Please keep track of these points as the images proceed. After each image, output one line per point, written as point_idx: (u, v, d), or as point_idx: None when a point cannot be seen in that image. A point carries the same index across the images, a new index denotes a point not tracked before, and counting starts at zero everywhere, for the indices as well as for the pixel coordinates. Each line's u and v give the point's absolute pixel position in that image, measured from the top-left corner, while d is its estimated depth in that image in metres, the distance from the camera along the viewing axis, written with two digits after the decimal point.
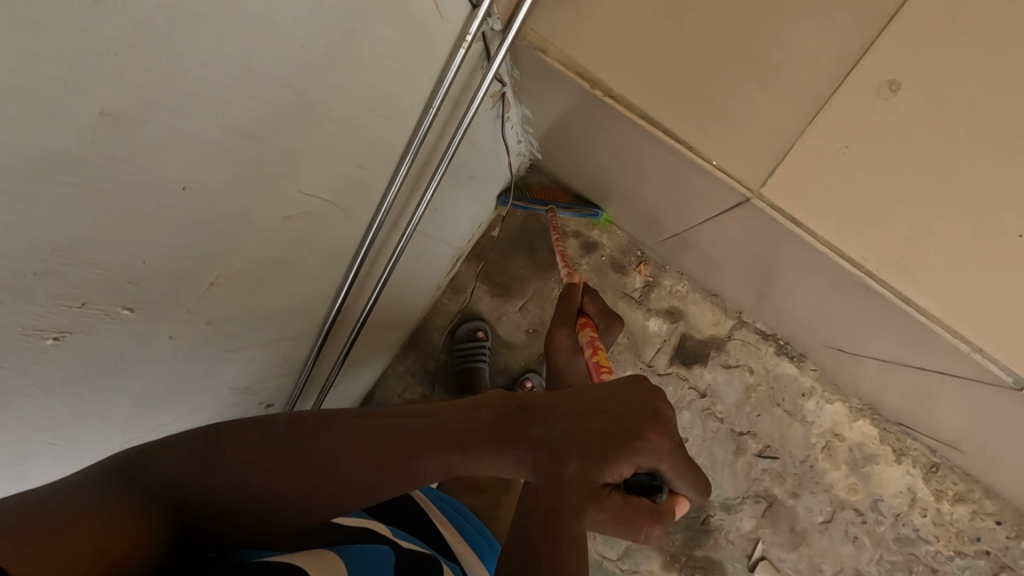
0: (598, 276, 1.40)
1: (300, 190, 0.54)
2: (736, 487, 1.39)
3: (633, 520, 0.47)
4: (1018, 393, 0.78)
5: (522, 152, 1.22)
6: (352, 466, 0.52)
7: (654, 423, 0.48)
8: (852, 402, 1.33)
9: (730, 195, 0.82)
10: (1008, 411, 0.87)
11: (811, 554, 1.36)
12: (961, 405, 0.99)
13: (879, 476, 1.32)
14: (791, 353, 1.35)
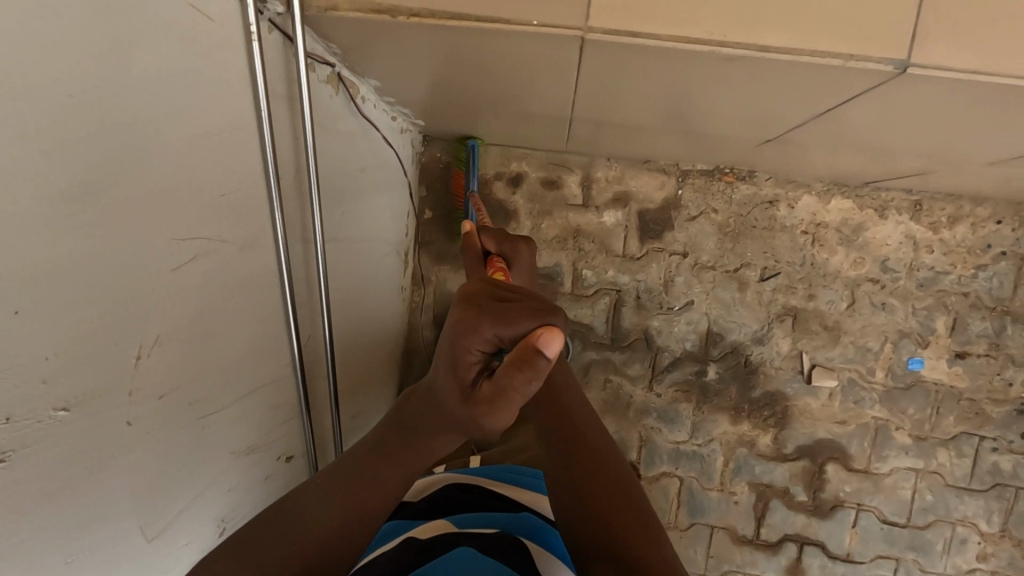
0: (536, 202, 1.41)
1: (176, 237, 0.55)
2: (759, 319, 1.40)
3: (502, 391, 0.48)
4: (930, 105, 0.77)
5: (405, 128, 1.23)
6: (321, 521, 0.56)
7: (460, 316, 0.51)
8: (818, 187, 1.36)
9: (571, 53, 0.73)
10: (939, 127, 0.88)
11: (855, 339, 1.39)
12: (909, 142, 0.99)
13: (876, 239, 1.36)
14: (741, 176, 1.37)
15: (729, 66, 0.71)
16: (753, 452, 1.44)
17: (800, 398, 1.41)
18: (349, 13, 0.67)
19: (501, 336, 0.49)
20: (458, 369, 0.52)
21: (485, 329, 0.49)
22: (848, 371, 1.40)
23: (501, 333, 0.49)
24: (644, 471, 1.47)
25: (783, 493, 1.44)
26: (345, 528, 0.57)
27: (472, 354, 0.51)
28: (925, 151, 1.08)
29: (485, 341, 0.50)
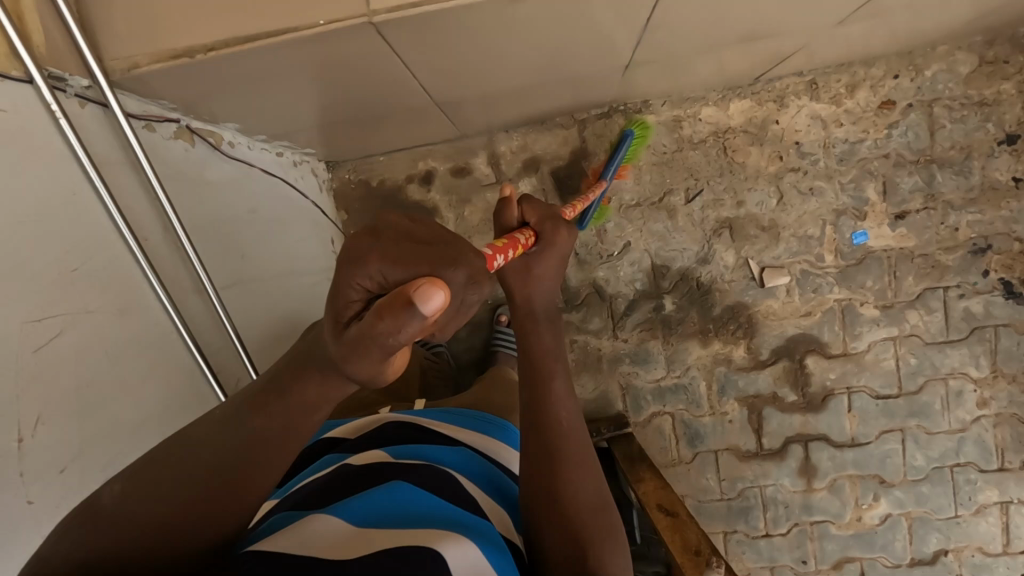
0: (452, 192, 1.43)
1: (29, 300, 0.64)
2: (698, 239, 1.41)
3: (374, 330, 0.43)
4: None
5: (303, 160, 1.27)
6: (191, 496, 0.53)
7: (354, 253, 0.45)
8: (714, 97, 1.37)
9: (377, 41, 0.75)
10: (772, 4, 0.89)
11: (795, 231, 1.39)
12: (760, 28, 1.00)
13: (783, 129, 1.37)
14: (636, 109, 1.39)
15: (521, 8, 0.74)
16: (732, 368, 1.45)
17: (761, 303, 1.42)
18: (149, 66, 0.75)
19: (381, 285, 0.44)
20: (340, 298, 0.46)
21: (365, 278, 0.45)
22: (798, 263, 1.40)
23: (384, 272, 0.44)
24: (634, 417, 1.48)
25: (773, 398, 1.45)
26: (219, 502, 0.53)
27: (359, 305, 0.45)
28: (786, 30, 1.09)
29: (370, 279, 0.45)
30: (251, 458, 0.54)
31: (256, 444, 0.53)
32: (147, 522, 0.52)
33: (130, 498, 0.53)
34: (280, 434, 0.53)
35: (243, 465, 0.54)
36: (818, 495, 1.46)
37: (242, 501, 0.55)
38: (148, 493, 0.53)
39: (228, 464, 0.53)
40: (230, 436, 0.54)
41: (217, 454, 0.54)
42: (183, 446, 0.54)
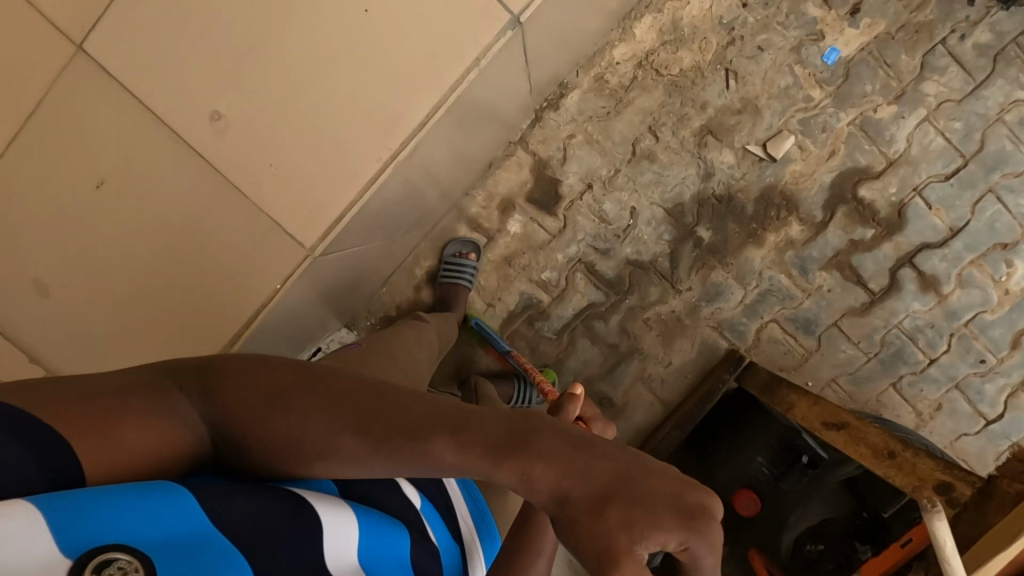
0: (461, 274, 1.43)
1: None
2: (689, 162, 1.36)
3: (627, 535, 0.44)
4: None
5: (327, 344, 1.39)
6: (309, 427, 0.54)
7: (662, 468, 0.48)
8: (617, 35, 1.32)
9: None
10: None
11: (769, 93, 1.33)
12: None
13: (695, 17, 1.31)
14: (559, 94, 1.35)
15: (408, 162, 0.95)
16: (798, 246, 1.39)
17: (784, 175, 1.36)
18: None
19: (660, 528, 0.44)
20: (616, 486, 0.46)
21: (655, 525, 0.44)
22: (793, 118, 1.33)
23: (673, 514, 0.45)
24: (743, 344, 1.45)
25: (854, 246, 1.38)
26: (319, 443, 0.54)
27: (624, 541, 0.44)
28: None
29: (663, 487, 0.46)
30: (371, 460, 0.53)
31: (408, 457, 0.52)
32: (261, 420, 0.54)
33: (289, 392, 0.55)
34: (449, 442, 0.52)
35: (363, 458, 0.53)
36: (954, 297, 1.39)
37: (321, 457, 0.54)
38: (271, 397, 0.54)
39: (371, 445, 0.53)
40: (386, 442, 0.52)
41: (379, 432, 0.53)
42: (382, 407, 0.54)
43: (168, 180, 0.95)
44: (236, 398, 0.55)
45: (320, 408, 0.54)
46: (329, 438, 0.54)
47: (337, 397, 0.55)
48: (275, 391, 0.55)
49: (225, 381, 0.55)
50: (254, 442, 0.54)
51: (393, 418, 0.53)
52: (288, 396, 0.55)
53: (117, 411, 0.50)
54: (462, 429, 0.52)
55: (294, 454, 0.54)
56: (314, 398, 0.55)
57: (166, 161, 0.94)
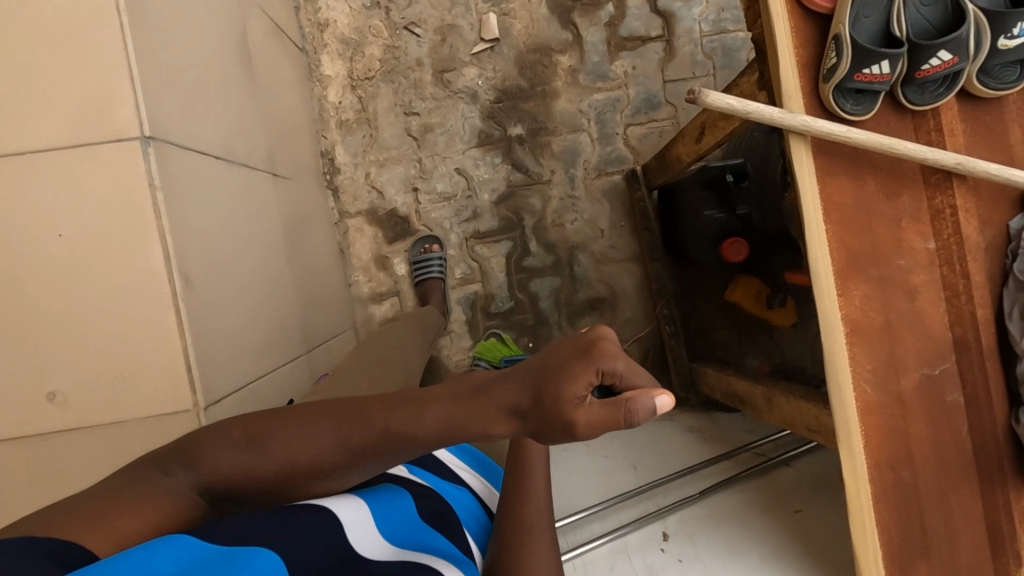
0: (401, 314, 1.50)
1: None
2: (453, 102, 1.47)
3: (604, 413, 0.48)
4: (198, 69, 0.86)
5: None
6: (307, 457, 0.57)
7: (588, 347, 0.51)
8: (319, 87, 1.44)
9: (232, 407, 0.81)
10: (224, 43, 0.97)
11: (448, 8, 1.44)
12: (246, 51, 1.07)
13: (350, 22, 1.43)
14: (330, 160, 1.46)
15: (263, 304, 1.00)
16: (581, 66, 1.47)
17: (517, 40, 1.46)
18: None
19: (629, 376, 0.49)
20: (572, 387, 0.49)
21: (620, 357, 0.50)
22: (479, 4, 1.45)
23: (636, 373, 0.50)
24: (630, 162, 1.50)
25: (613, 25, 1.47)
26: (312, 468, 0.57)
27: (594, 375, 0.50)
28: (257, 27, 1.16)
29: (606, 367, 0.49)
30: (360, 459, 0.58)
31: (395, 443, 0.57)
32: (258, 461, 0.57)
33: (276, 428, 0.59)
34: (427, 409, 0.57)
35: (352, 460, 0.58)
36: None
37: (319, 481, 0.58)
38: (276, 436, 0.58)
39: (356, 446, 0.57)
40: (373, 436, 0.57)
41: (361, 431, 0.57)
42: (369, 403, 0.59)
43: (66, 468, 0.74)
44: (226, 454, 0.58)
45: (302, 423, 0.59)
46: (324, 463, 0.58)
47: (318, 416, 0.59)
48: (259, 430, 0.59)
49: (227, 437, 0.59)
50: (258, 476, 0.57)
51: (381, 406, 0.58)
52: (276, 431, 0.58)
53: (104, 501, 0.49)
54: (431, 397, 0.57)
55: (290, 472, 0.57)
56: (300, 422, 0.59)
57: (39, 463, 0.74)
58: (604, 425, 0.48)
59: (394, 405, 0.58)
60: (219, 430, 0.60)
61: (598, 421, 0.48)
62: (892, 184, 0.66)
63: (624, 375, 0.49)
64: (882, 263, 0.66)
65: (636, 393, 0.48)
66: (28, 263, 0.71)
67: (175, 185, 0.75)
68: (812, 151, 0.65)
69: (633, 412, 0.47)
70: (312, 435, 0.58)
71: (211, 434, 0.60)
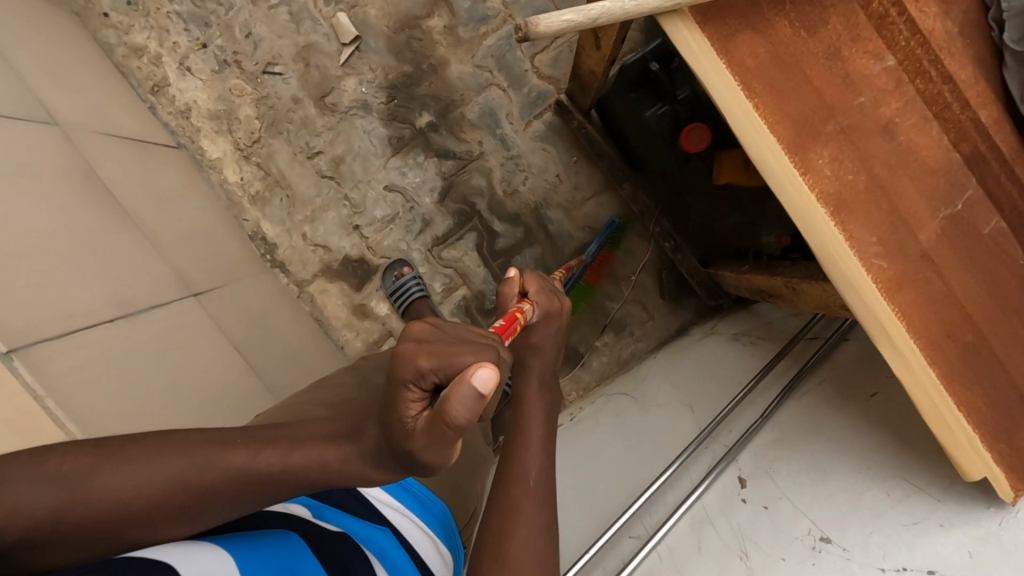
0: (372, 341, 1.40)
1: None
2: (349, 121, 1.34)
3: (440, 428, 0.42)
4: (42, 241, 0.77)
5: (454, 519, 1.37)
6: (148, 491, 0.50)
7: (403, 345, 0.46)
8: (213, 174, 1.33)
9: None
10: (69, 194, 0.88)
11: (295, 30, 1.30)
12: (102, 184, 0.97)
13: (209, 94, 1.31)
14: (260, 239, 1.36)
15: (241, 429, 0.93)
16: (456, 20, 1.31)
17: (380, 26, 1.31)
18: None
19: (443, 371, 0.43)
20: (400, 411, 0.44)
21: (421, 355, 0.44)
22: (323, 9, 1.30)
23: (449, 360, 0.44)
24: (554, 93, 1.34)
25: None
26: (155, 504, 0.50)
27: (409, 390, 0.44)
28: (108, 151, 1.05)
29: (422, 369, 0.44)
30: (200, 508, 0.51)
31: (249, 485, 0.50)
32: (73, 501, 0.49)
33: (105, 466, 0.51)
34: (287, 448, 0.51)
35: (193, 507, 0.51)
36: None
37: (158, 515, 0.50)
38: (116, 463, 0.51)
39: (201, 495, 0.50)
40: (231, 474, 0.50)
41: (210, 465, 0.51)
42: (229, 437, 0.52)
43: None
44: (34, 495, 0.49)
45: (148, 451, 0.51)
46: (167, 498, 0.50)
47: (164, 455, 0.51)
48: (85, 468, 0.50)
49: (43, 474, 0.50)
50: (77, 520, 0.49)
51: (244, 444, 0.52)
52: (108, 470, 0.50)
53: None
54: (303, 433, 0.52)
55: (109, 517, 0.50)
56: (134, 459, 0.51)
57: None
58: (434, 437, 0.43)
59: (252, 445, 0.52)
60: (37, 454, 0.51)
61: (428, 437, 0.43)
62: (811, 14, 0.51)
63: (434, 370, 0.44)
64: (840, 112, 0.52)
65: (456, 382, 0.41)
66: None
67: (67, 381, 0.68)
68: (697, 22, 0.51)
69: (450, 418, 0.41)
70: (160, 462, 0.51)
71: (26, 456, 0.51)
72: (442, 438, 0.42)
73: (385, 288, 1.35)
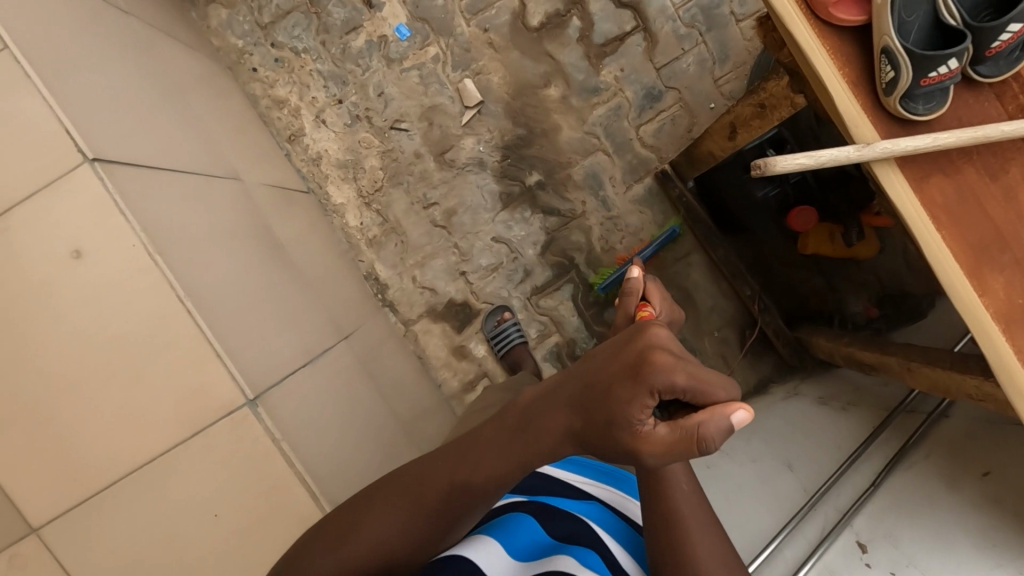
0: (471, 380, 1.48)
1: None
2: (464, 177, 1.45)
3: (677, 447, 0.47)
4: (249, 292, 0.86)
5: None
6: (400, 532, 0.62)
7: (644, 359, 0.48)
8: (337, 218, 1.44)
9: None
10: (257, 243, 0.98)
11: (423, 91, 1.42)
12: (273, 231, 1.08)
13: (339, 145, 1.43)
14: (374, 281, 1.46)
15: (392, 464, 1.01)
16: (570, 90, 1.42)
17: (499, 92, 1.42)
18: None
19: (697, 389, 0.47)
20: (630, 411, 0.48)
21: (679, 368, 0.47)
22: (450, 74, 1.42)
23: (700, 379, 0.47)
24: (655, 161, 1.45)
25: (585, 38, 1.41)
26: (411, 536, 0.62)
27: (651, 399, 0.47)
28: (269, 197, 1.16)
29: (667, 382, 0.47)
30: (443, 521, 0.61)
31: (465, 494, 0.60)
32: (351, 554, 0.62)
33: (361, 523, 0.63)
34: (482, 454, 0.59)
35: (434, 525, 0.61)
36: None
37: (417, 542, 0.62)
38: (365, 517, 0.63)
39: (434, 508, 0.61)
40: (449, 491, 0.60)
41: (434, 495, 0.61)
42: (432, 460, 0.63)
43: None
44: (327, 561, 0.61)
45: (381, 504, 0.63)
46: (416, 530, 0.62)
47: (392, 503, 0.63)
48: (347, 527, 0.63)
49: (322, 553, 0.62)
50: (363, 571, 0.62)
51: (445, 461, 0.62)
52: (363, 525, 0.62)
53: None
54: (488, 440, 0.60)
55: (382, 557, 0.62)
56: (370, 512, 0.63)
57: None
58: (674, 448, 0.47)
59: (453, 457, 0.61)
60: (313, 532, 0.64)
61: (664, 444, 0.48)
62: (993, 164, 0.62)
63: (688, 388, 0.47)
64: (1014, 246, 0.62)
65: (707, 413, 0.46)
66: (200, 554, 0.73)
67: (289, 421, 0.77)
68: (897, 166, 0.61)
69: (704, 439, 0.46)
70: (396, 509, 0.62)
71: (309, 535, 0.65)
72: (681, 447, 0.47)
73: (487, 331, 1.44)
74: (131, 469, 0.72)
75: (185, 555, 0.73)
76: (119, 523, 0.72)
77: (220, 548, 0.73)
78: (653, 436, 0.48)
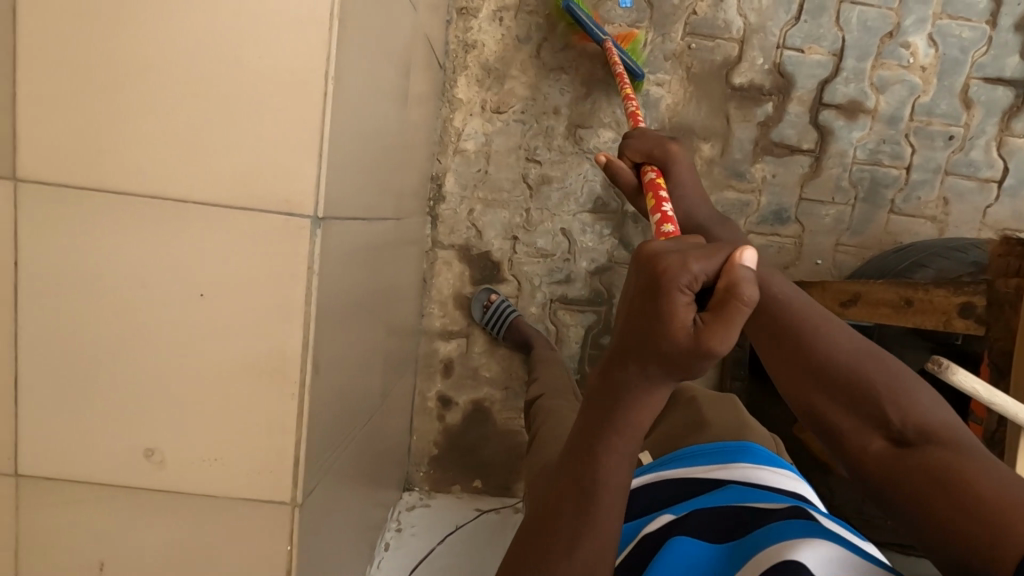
0: (453, 330, 1.44)
1: None
2: (580, 160, 1.38)
3: (730, 307, 0.48)
4: (369, 119, 0.78)
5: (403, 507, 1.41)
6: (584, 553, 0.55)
7: (651, 281, 0.51)
8: (447, 109, 1.36)
9: (314, 499, 0.74)
10: (396, 80, 0.89)
11: (602, 62, 1.35)
12: (409, 80, 0.99)
13: (498, 50, 1.34)
14: (436, 187, 1.38)
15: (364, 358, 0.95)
16: (720, 159, 1.38)
17: (663, 115, 1.37)
18: None
19: (710, 266, 0.50)
20: (674, 318, 0.49)
21: (693, 259, 0.50)
22: None
23: (714, 255, 0.50)
24: None
25: (766, 126, 1.37)
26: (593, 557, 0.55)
27: (683, 294, 0.49)
28: (421, 45, 1.07)
29: (694, 275, 0.49)
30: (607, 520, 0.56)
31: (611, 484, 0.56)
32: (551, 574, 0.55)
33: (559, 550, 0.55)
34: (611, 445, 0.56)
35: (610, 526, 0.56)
36: (883, 105, 1.36)
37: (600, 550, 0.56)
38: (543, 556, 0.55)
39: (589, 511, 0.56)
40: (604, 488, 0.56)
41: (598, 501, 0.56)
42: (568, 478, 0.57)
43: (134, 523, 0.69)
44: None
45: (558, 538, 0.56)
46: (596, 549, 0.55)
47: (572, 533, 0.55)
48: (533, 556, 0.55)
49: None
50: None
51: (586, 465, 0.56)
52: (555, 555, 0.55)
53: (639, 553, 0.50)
54: (598, 432, 0.56)
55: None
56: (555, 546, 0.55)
57: (113, 507, 0.68)
58: (727, 318, 0.48)
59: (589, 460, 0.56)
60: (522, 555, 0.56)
61: (719, 327, 0.48)
62: None
63: (706, 271, 0.49)
64: None
65: (727, 279, 0.49)
66: (162, 318, 0.65)
67: (329, 263, 0.69)
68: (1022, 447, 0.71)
69: (743, 291, 0.48)
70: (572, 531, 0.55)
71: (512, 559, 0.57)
72: (731, 315, 0.48)
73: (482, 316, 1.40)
74: (155, 194, 0.63)
75: (146, 309, 0.65)
76: (105, 232, 0.63)
77: (183, 326, 0.65)
78: (702, 322, 0.49)
